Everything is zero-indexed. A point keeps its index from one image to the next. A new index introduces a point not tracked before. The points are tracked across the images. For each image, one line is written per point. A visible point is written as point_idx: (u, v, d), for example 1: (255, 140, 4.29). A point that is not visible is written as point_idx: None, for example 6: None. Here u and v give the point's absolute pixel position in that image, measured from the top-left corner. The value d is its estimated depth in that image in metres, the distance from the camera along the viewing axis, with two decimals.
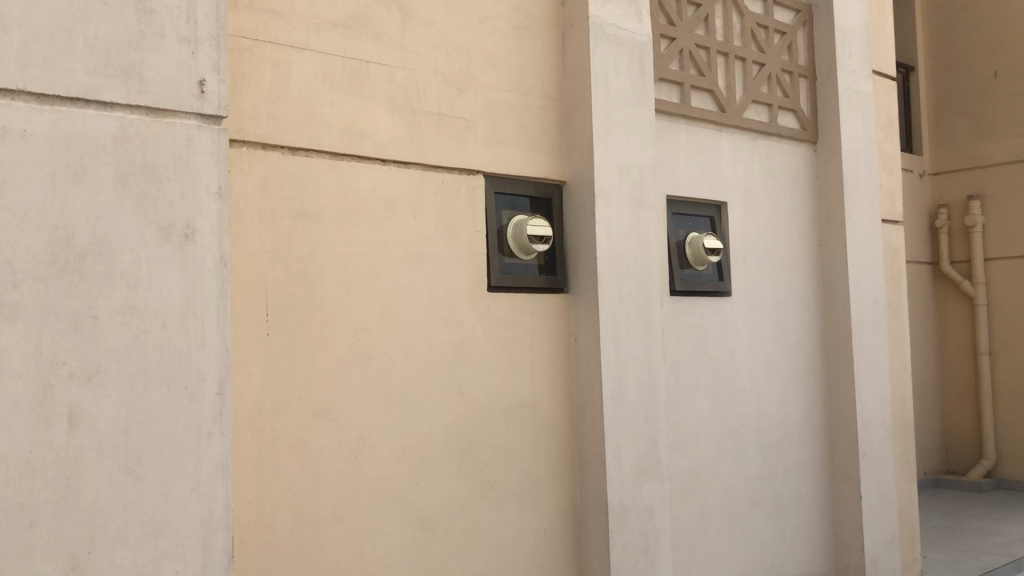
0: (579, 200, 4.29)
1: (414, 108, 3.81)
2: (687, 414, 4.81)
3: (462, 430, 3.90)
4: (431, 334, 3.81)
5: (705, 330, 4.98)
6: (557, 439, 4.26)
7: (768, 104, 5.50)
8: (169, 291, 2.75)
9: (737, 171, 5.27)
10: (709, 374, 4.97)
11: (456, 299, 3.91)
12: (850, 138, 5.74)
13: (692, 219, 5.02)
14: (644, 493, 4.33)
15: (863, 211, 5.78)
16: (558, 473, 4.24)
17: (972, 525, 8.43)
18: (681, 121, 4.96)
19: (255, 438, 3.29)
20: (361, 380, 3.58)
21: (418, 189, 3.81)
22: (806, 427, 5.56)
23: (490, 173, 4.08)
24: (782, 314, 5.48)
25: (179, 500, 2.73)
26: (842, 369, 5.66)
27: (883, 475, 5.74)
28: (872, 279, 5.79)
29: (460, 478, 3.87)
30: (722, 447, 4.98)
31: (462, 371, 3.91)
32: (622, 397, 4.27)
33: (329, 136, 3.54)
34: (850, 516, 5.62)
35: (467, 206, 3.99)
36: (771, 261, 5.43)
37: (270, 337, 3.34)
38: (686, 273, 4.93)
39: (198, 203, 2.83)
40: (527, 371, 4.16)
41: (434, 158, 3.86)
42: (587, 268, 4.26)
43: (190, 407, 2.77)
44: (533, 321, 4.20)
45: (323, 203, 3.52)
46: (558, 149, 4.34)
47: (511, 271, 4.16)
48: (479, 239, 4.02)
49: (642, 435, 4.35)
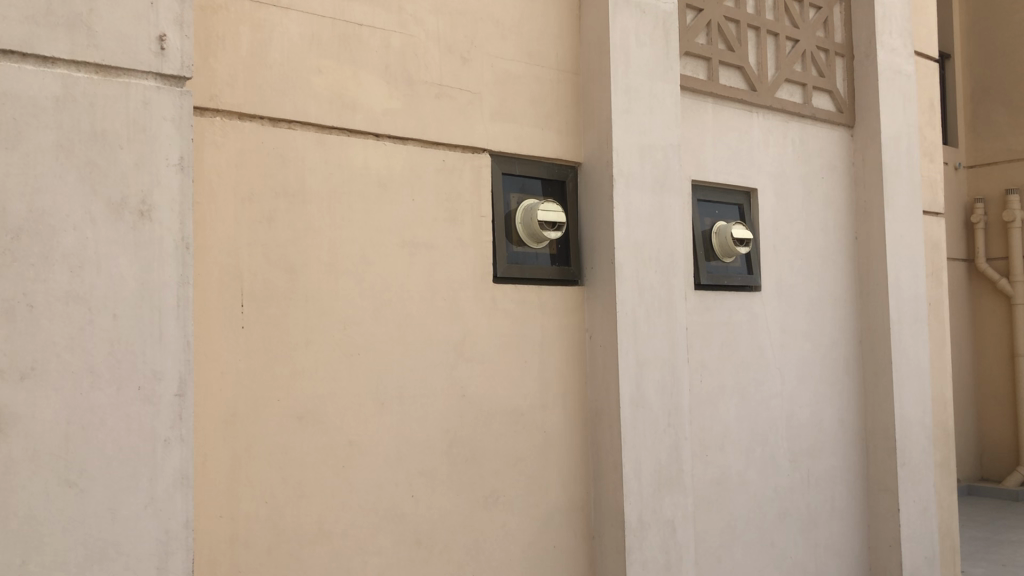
0: (596, 184, 3.90)
1: (412, 78, 3.43)
2: (712, 419, 4.41)
3: (464, 435, 3.52)
4: (430, 329, 3.44)
5: (733, 327, 4.57)
6: (570, 446, 3.87)
7: (802, 84, 5.08)
8: (120, 275, 2.39)
9: (768, 156, 4.85)
10: (737, 375, 4.56)
11: (458, 290, 3.53)
12: (890, 121, 5.31)
13: (718, 207, 4.65)
14: (664, 507, 3.93)
15: (904, 200, 5.34)
16: (571, 483, 3.86)
17: (1011, 537, 7.96)
18: (708, 100, 4.56)
19: (227, 444, 2.92)
20: (350, 380, 3.21)
21: (417, 168, 3.44)
22: (841, 434, 5.14)
23: (498, 153, 3.69)
24: (816, 310, 5.06)
25: (130, 518, 2.36)
26: (880, 371, 5.24)
27: (924, 487, 5.31)
28: (914, 275, 5.36)
29: (461, 489, 3.50)
30: (750, 454, 4.58)
31: (464, 371, 3.53)
32: (643, 400, 3.87)
33: (315, 106, 3.17)
34: (887, 531, 5.19)
35: (472, 188, 3.61)
36: (805, 254, 5.02)
37: (246, 330, 2.97)
38: (712, 265, 4.54)
39: (156, 176, 2.46)
40: (537, 371, 3.78)
41: (435, 134, 3.48)
42: (603, 258, 3.87)
43: (143, 410, 2.40)
44: (544, 317, 3.82)
45: (309, 181, 3.15)
46: (573, 127, 3.95)
47: (520, 260, 3.78)
48: (485, 225, 3.64)
49: (664, 443, 3.95)
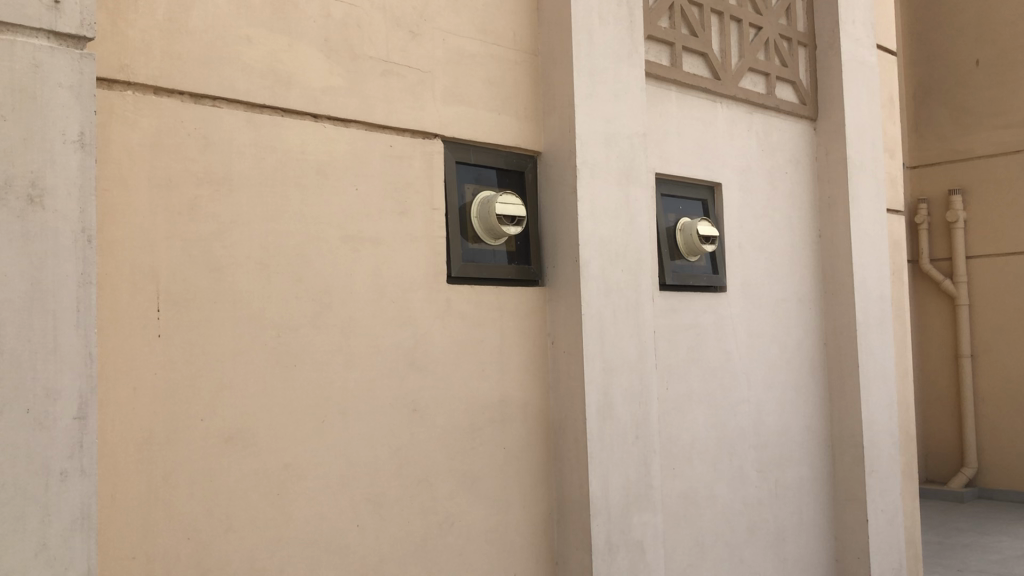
0: (557, 175, 3.57)
1: (355, 53, 3.05)
2: (679, 428, 4.10)
3: (417, 454, 3.14)
4: (377, 335, 3.05)
5: (699, 331, 4.28)
6: (533, 463, 3.52)
7: (765, 74, 4.82)
8: (3, 275, 1.95)
9: (732, 148, 4.58)
10: (704, 381, 4.27)
11: (409, 291, 3.16)
12: (854, 115, 5.10)
13: (682, 202, 4.36)
14: (634, 526, 3.61)
15: (868, 196, 5.13)
16: (533, 504, 3.51)
17: (962, 540, 7.85)
18: (671, 88, 4.26)
19: (143, 471, 2.50)
20: (287, 395, 2.81)
21: (361, 154, 3.05)
22: (807, 441, 4.90)
23: (451, 139, 3.33)
24: (782, 312, 4.81)
25: (16, 569, 1.93)
26: (847, 374, 5.01)
27: (891, 495, 5.10)
28: (879, 274, 5.16)
29: (414, 514, 3.12)
30: (718, 465, 4.30)
31: (416, 382, 3.16)
32: (610, 411, 3.54)
33: (244, 81, 2.77)
34: (856, 542, 4.96)
35: (423, 177, 3.24)
36: (770, 252, 4.76)
37: (163, 339, 2.56)
38: (677, 264, 4.24)
39: (50, 154, 2.03)
40: (496, 380, 3.42)
41: (383, 116, 3.11)
42: (566, 256, 3.53)
43: (32, 437, 1.97)
44: (502, 320, 3.46)
45: (238, 167, 2.74)
46: (532, 112, 3.61)
47: (475, 258, 3.42)
48: (437, 218, 3.27)
49: (632, 457, 3.63)
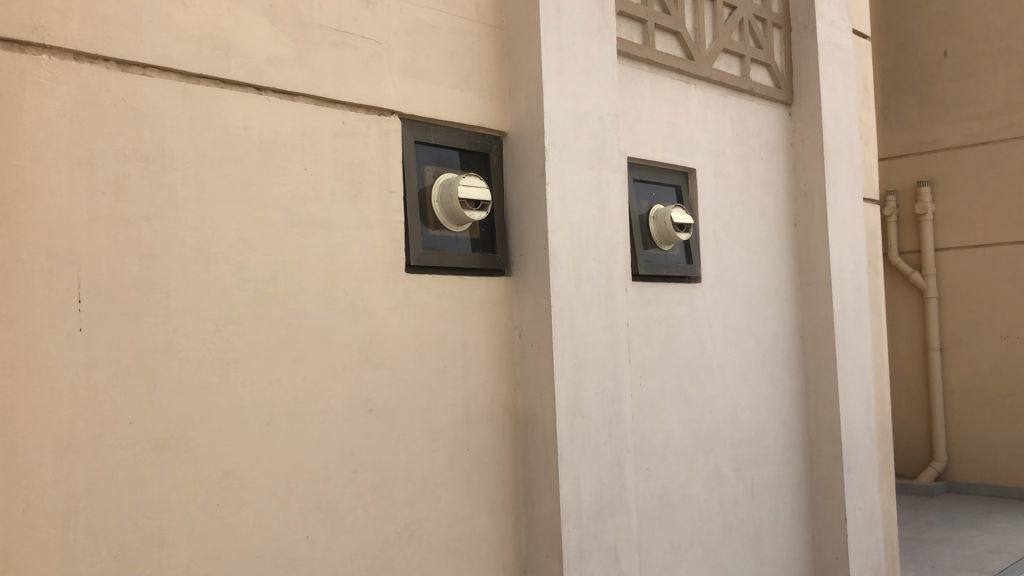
0: (524, 157, 3.33)
1: (304, 21, 2.79)
2: (653, 426, 3.89)
3: (373, 459, 2.90)
4: (328, 329, 2.80)
5: (673, 323, 4.07)
6: (499, 466, 3.29)
7: (740, 55, 4.62)
8: None
9: (706, 132, 4.37)
10: (678, 376, 4.06)
11: (363, 281, 2.91)
12: (831, 99, 4.92)
13: (655, 188, 4.15)
14: (607, 532, 3.39)
15: (845, 184, 4.96)
16: (499, 509, 3.27)
17: (935, 535, 7.73)
18: (644, 68, 4.04)
19: (61, 482, 2.23)
20: (227, 395, 2.55)
21: (310, 131, 2.79)
22: (783, 437, 4.71)
23: (410, 117, 3.08)
24: (758, 304, 4.61)
25: None
26: (824, 368, 4.83)
27: (868, 492, 4.94)
28: (856, 264, 4.99)
29: (370, 524, 2.87)
30: (693, 465, 4.09)
31: (372, 380, 2.91)
32: (581, 409, 3.32)
33: (179, 48, 2.50)
34: (834, 541, 4.78)
35: (379, 158, 2.98)
36: (745, 242, 4.56)
37: (85, 333, 2.29)
38: (650, 254, 4.03)
39: None
40: (459, 376, 3.18)
41: (334, 90, 2.85)
42: (534, 243, 3.30)
43: None
44: (465, 313, 3.22)
45: (171, 143, 2.47)
46: (497, 89, 3.37)
47: (436, 245, 3.18)
48: (395, 202, 3.02)
49: (605, 458, 3.41)
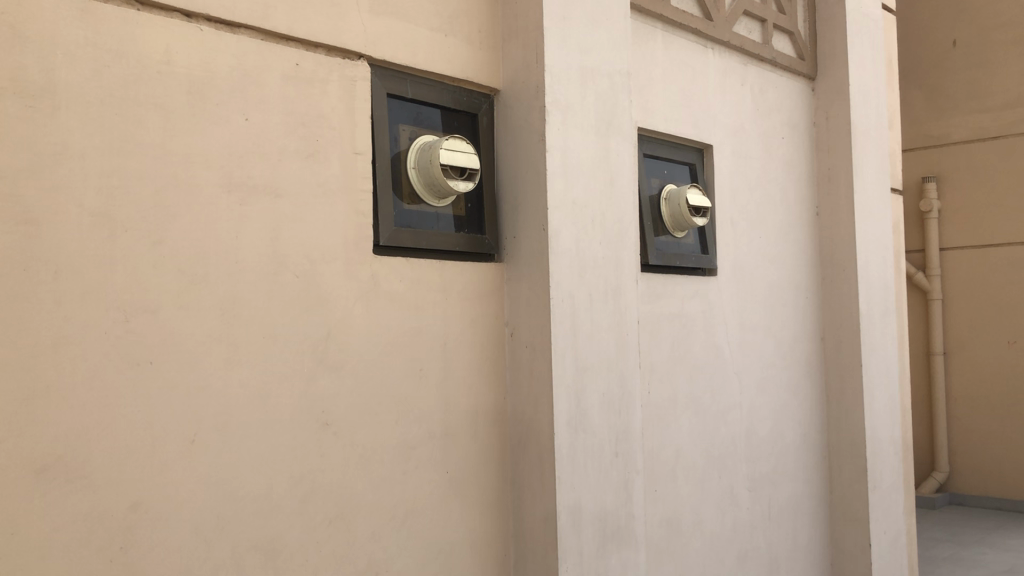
0: (519, 119, 2.77)
1: None
2: (661, 441, 3.35)
3: (329, 486, 2.33)
4: (273, 322, 2.23)
5: (685, 321, 3.52)
6: (483, 490, 2.73)
7: (761, 20, 4.09)
8: None
9: (724, 104, 3.83)
10: (690, 383, 3.52)
11: (320, 264, 2.34)
12: (859, 73, 4.39)
13: (667, 165, 3.60)
14: (611, 569, 2.83)
15: (873, 168, 4.43)
16: (484, 542, 2.72)
17: (944, 553, 7.24)
18: (657, 26, 3.49)
19: None
20: (138, 405, 1.97)
21: (254, 73, 2.22)
22: (802, 451, 4.18)
23: (381, 65, 2.52)
24: (777, 301, 4.08)
25: None
26: (847, 373, 4.31)
27: (892, 513, 4.42)
28: (883, 259, 4.47)
29: (324, 568, 2.30)
30: (705, 485, 3.55)
31: (329, 388, 2.34)
32: (584, 423, 2.76)
33: None
34: (856, 569, 4.26)
35: (342, 111, 2.42)
36: (764, 230, 4.02)
37: None
38: (661, 241, 3.50)
39: None
40: (437, 382, 2.62)
41: (285, 24, 2.28)
42: (529, 221, 2.74)
43: None
44: (446, 304, 2.66)
45: (67, 75, 1.90)
46: (487, 37, 2.81)
47: (412, 222, 2.61)
48: (362, 168, 2.46)
49: (611, 481, 2.85)
